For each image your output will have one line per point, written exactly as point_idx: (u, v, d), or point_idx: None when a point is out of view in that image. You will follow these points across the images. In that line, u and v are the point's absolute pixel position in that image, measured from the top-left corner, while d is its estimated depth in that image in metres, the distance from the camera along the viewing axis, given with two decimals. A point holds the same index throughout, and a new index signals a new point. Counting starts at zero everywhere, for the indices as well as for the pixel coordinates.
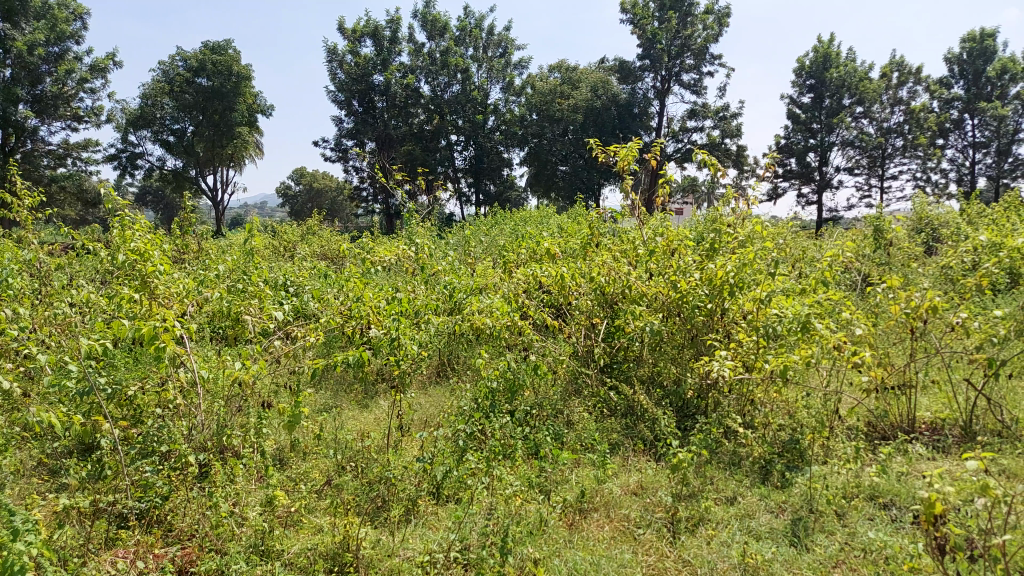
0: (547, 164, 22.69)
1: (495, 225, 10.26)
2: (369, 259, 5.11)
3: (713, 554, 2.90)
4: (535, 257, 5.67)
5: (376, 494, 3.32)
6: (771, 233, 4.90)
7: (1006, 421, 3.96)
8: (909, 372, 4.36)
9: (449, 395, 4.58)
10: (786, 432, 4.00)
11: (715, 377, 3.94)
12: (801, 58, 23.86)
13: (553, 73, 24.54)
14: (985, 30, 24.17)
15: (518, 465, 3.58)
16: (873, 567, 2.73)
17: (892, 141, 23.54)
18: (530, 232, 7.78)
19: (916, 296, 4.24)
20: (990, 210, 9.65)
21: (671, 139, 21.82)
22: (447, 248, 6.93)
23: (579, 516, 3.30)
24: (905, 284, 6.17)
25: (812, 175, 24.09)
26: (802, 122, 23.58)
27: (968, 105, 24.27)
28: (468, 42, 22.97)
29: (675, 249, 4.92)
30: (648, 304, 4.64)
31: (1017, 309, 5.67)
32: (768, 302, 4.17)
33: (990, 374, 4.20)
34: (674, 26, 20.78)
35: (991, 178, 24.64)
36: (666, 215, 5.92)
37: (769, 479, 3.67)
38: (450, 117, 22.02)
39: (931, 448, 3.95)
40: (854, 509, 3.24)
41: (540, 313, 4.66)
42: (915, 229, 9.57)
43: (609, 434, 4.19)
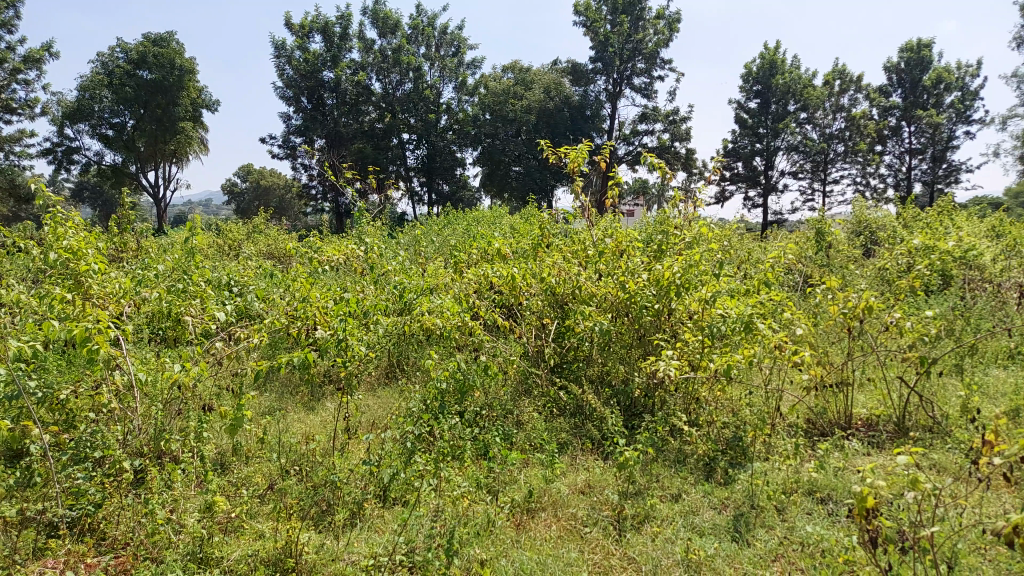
0: (500, 164, 22.63)
1: (445, 225, 10.22)
2: (316, 258, 5.01)
3: (658, 550, 2.94)
4: (486, 257, 5.62)
5: (321, 497, 3.26)
6: (717, 235, 5.02)
7: (937, 418, 4.14)
8: (847, 370, 4.52)
9: (397, 396, 4.54)
10: (730, 429, 4.09)
11: (661, 377, 4.01)
12: (748, 64, 24.38)
13: (507, 73, 24.55)
14: (922, 41, 25.15)
15: (467, 467, 3.57)
16: (810, 559, 2.82)
17: (834, 147, 24.32)
18: (482, 232, 7.78)
19: (853, 297, 4.38)
20: (924, 214, 10.03)
21: (622, 141, 22.06)
22: (397, 249, 6.84)
23: (526, 516, 3.30)
24: (842, 285, 6.40)
25: (758, 178, 24.70)
26: (749, 126, 24.14)
27: (906, 112, 25.22)
28: (420, 40, 22.84)
29: (624, 251, 5.00)
30: (597, 305, 4.68)
31: (946, 311, 5.94)
32: (713, 303, 4.26)
33: (922, 372, 4.39)
34: (626, 29, 21.02)
35: (926, 183, 25.72)
36: (616, 216, 5.98)
37: (713, 476, 3.75)
38: (402, 115, 21.92)
39: (866, 443, 4.11)
40: (793, 504, 3.34)
41: (490, 313, 4.65)
42: (854, 232, 9.91)
43: (558, 434, 4.20)
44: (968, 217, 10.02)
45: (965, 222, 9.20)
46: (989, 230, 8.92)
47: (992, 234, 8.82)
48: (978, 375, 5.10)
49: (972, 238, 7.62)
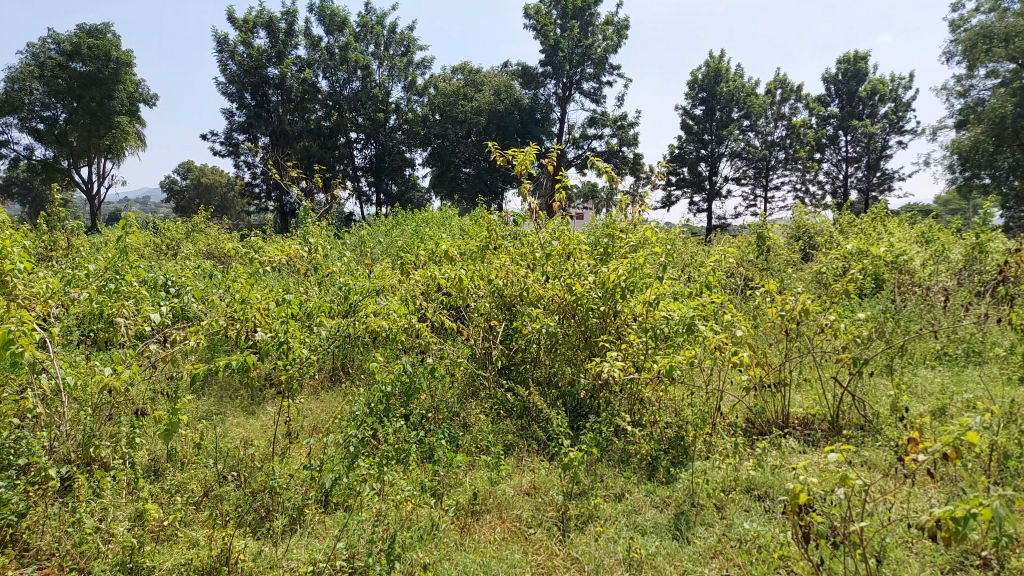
0: (449, 165, 22.51)
1: (393, 225, 10.14)
2: (258, 258, 4.87)
3: (600, 550, 2.97)
4: (433, 258, 5.57)
5: (260, 504, 3.19)
6: (661, 239, 5.11)
7: (868, 416, 4.32)
8: (784, 370, 4.67)
9: (341, 399, 4.47)
10: (672, 429, 4.18)
11: (605, 378, 4.05)
12: (694, 72, 24.90)
13: (456, 74, 24.49)
14: (858, 54, 26.15)
15: (411, 470, 3.53)
16: (747, 555, 2.89)
17: (775, 154, 25.07)
18: (430, 233, 7.74)
19: (790, 300, 4.52)
20: (859, 219, 10.43)
21: (571, 145, 22.25)
22: (343, 250, 6.74)
23: (471, 519, 3.28)
24: (781, 288, 6.60)
25: (703, 184, 25.26)
26: (694, 133, 24.66)
27: (843, 122, 26.17)
28: (369, 39, 22.60)
29: (571, 253, 5.04)
30: (544, 307, 4.70)
31: (878, 314, 6.19)
32: (657, 305, 4.33)
33: (855, 372, 4.57)
34: (576, 34, 21.22)
35: (862, 190, 26.76)
36: (564, 218, 6.01)
37: (656, 475, 3.82)
38: (350, 114, 21.82)
39: (802, 442, 4.25)
40: (732, 502, 3.43)
41: (438, 315, 4.61)
42: (793, 237, 10.23)
43: (504, 435, 4.21)
44: (899, 223, 10.47)
45: (897, 228, 9.60)
46: (919, 236, 9.33)
47: (921, 240, 9.24)
48: (906, 374, 5.33)
49: (903, 244, 7.94)
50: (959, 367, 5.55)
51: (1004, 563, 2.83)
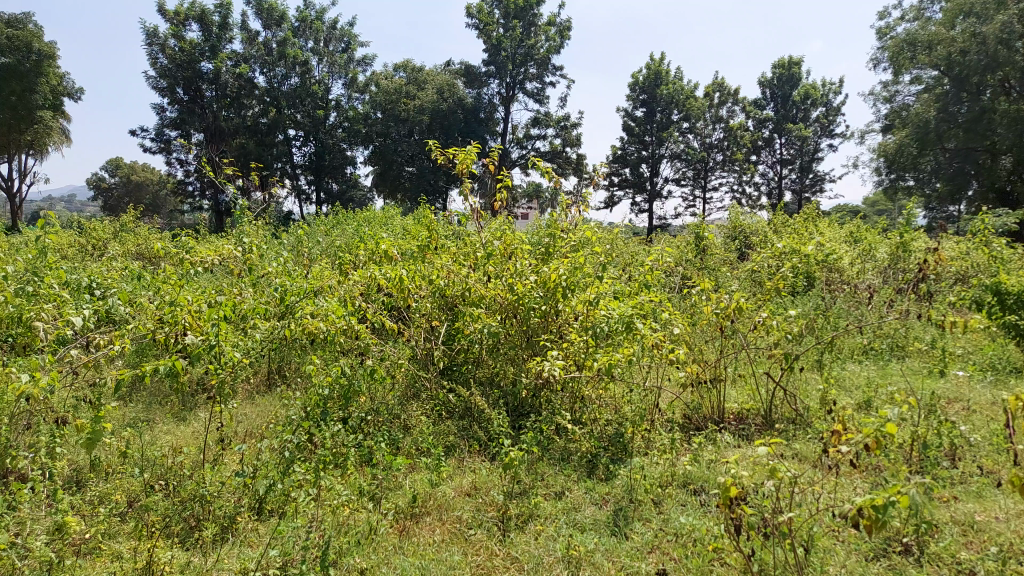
0: (392, 164, 22.19)
1: (332, 224, 9.96)
2: (188, 259, 4.70)
3: (540, 548, 2.98)
4: (372, 259, 5.45)
5: (189, 513, 3.08)
6: (601, 239, 5.16)
7: (799, 410, 4.47)
8: (720, 366, 4.79)
9: (277, 404, 4.36)
10: (612, 426, 4.26)
11: (546, 376, 4.07)
12: (635, 74, 25.29)
13: (399, 72, 24.26)
14: (792, 59, 27.02)
15: (349, 474, 3.48)
16: (683, 549, 2.97)
17: (714, 155, 25.71)
18: (370, 233, 7.63)
19: (724, 298, 4.65)
20: (792, 220, 10.77)
21: (515, 145, 22.30)
22: (279, 250, 6.60)
23: (410, 522, 3.23)
24: (718, 287, 6.77)
25: (644, 184, 25.70)
26: (636, 134, 25.04)
27: (778, 125, 27.01)
28: (308, 35, 22.18)
29: (512, 253, 5.02)
30: (487, 307, 4.67)
31: (808, 311, 6.42)
32: (597, 304, 4.36)
33: (786, 368, 4.72)
34: (518, 35, 21.32)
35: (795, 192, 27.71)
36: (505, 218, 6.00)
37: (595, 472, 3.86)
38: (288, 110, 21.30)
39: (737, 436, 4.38)
40: (669, 497, 3.49)
41: (378, 315, 4.53)
42: (730, 237, 10.53)
43: (445, 436, 4.16)
44: (829, 223, 10.86)
45: (828, 228, 9.96)
46: (848, 235, 9.71)
47: (850, 239, 9.59)
48: (835, 369, 5.53)
49: (833, 243, 8.26)
50: (884, 361, 5.80)
51: (924, 549, 2.99)
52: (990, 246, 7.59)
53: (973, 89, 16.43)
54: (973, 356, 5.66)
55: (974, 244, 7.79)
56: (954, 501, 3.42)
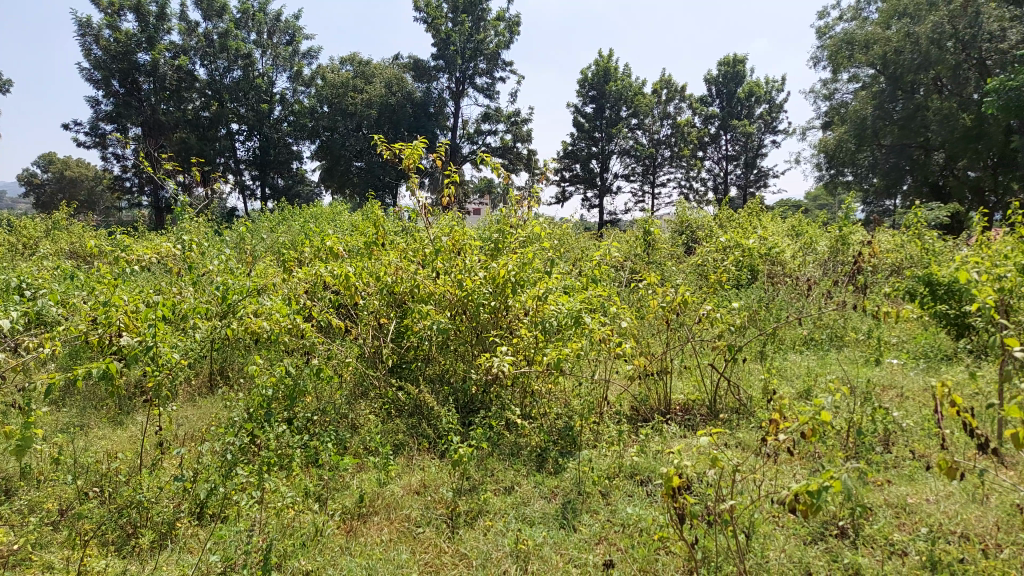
0: (340, 159, 21.87)
1: (278, 221, 9.76)
2: (124, 257, 4.54)
3: (488, 544, 2.99)
4: (317, 255, 5.32)
5: (126, 520, 2.99)
6: (550, 234, 5.18)
7: (742, 400, 4.60)
8: (666, 359, 4.88)
9: (220, 405, 4.25)
10: (562, 420, 4.30)
11: (496, 372, 4.05)
12: (584, 70, 25.45)
13: (345, 65, 23.89)
14: (736, 57, 27.62)
15: (295, 476, 3.42)
16: (629, 539, 3.02)
17: (662, 152, 26.15)
18: (316, 229, 7.52)
19: (670, 292, 4.73)
20: (737, 214, 11.01)
21: (466, 140, 22.22)
22: (221, 247, 6.45)
23: (358, 522, 3.19)
24: (664, 281, 6.89)
25: (594, 180, 25.94)
26: (586, 130, 25.21)
27: (723, 121, 27.57)
28: (250, 26, 21.67)
29: (461, 248, 4.97)
30: (436, 304, 4.61)
31: (750, 304, 6.60)
32: (546, 299, 4.37)
33: (730, 359, 4.84)
34: (467, 29, 21.27)
35: (741, 187, 28.37)
36: (454, 214, 5.98)
37: (545, 466, 3.88)
38: (231, 104, 20.78)
39: (683, 426, 4.49)
40: (616, 488, 3.55)
41: (324, 314, 4.43)
42: (678, 231, 10.74)
43: (394, 435, 4.12)
44: (773, 217, 11.14)
45: (771, 223, 10.23)
46: (790, 229, 10.00)
47: (792, 234, 9.87)
48: (777, 359, 5.70)
49: (775, 237, 8.50)
50: (823, 351, 5.99)
51: (859, 532, 3.10)
52: (923, 238, 7.91)
53: (907, 88, 17.07)
54: (906, 344, 5.93)
55: (907, 237, 8.10)
56: (888, 484, 3.56)
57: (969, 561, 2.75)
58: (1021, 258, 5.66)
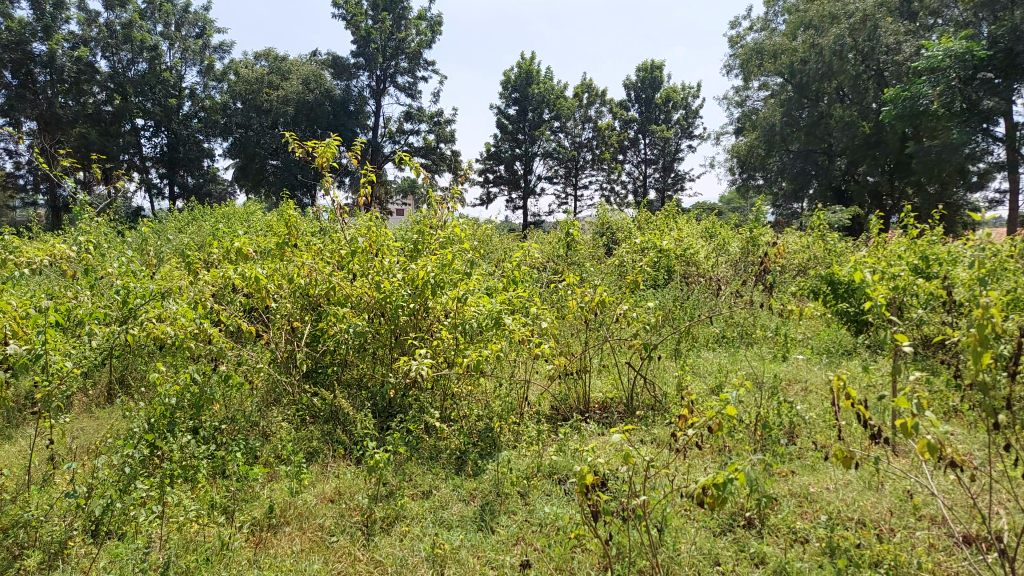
0: (255, 157, 21.18)
1: (187, 221, 9.31)
2: (11, 258, 4.23)
3: (404, 550, 2.94)
4: (226, 256, 5.10)
5: (12, 541, 2.80)
6: (469, 236, 5.14)
7: (657, 398, 4.74)
8: (585, 358, 4.95)
9: (119, 415, 4.04)
10: (482, 421, 4.29)
11: (414, 375, 3.99)
12: (507, 72, 25.56)
13: (260, 60, 23.14)
14: (654, 63, 28.40)
15: (200, 488, 3.29)
16: (546, 538, 3.05)
17: (584, 155, 26.59)
18: (226, 230, 7.23)
19: (588, 293, 4.80)
20: (655, 216, 11.32)
21: (388, 139, 21.93)
22: (122, 248, 6.12)
23: (268, 533, 3.08)
24: (584, 282, 6.99)
25: (518, 182, 26.09)
26: (509, 132, 25.30)
27: (642, 125, 28.28)
28: (156, 18, 20.75)
29: (379, 250, 4.86)
30: (353, 306, 4.48)
31: (665, 304, 6.80)
32: (466, 300, 4.33)
33: (645, 358, 4.98)
34: (387, 27, 21.04)
35: (659, 190, 29.19)
36: (371, 214, 5.87)
37: (464, 468, 3.86)
38: (136, 98, 19.81)
39: (601, 424, 4.57)
40: (534, 488, 3.58)
41: (233, 317, 4.24)
42: (598, 233, 10.93)
43: (308, 442, 4.00)
44: (689, 219, 11.48)
45: (686, 224, 10.58)
46: (704, 231, 10.35)
47: (706, 235, 10.21)
48: (690, 357, 5.89)
49: (690, 238, 8.79)
50: (735, 348, 6.22)
51: (764, 521, 3.23)
52: (826, 239, 8.33)
53: (812, 97, 17.97)
54: (810, 341, 6.25)
55: (812, 237, 8.52)
56: (792, 475, 3.73)
57: (865, 546, 2.91)
58: (912, 258, 6.06)
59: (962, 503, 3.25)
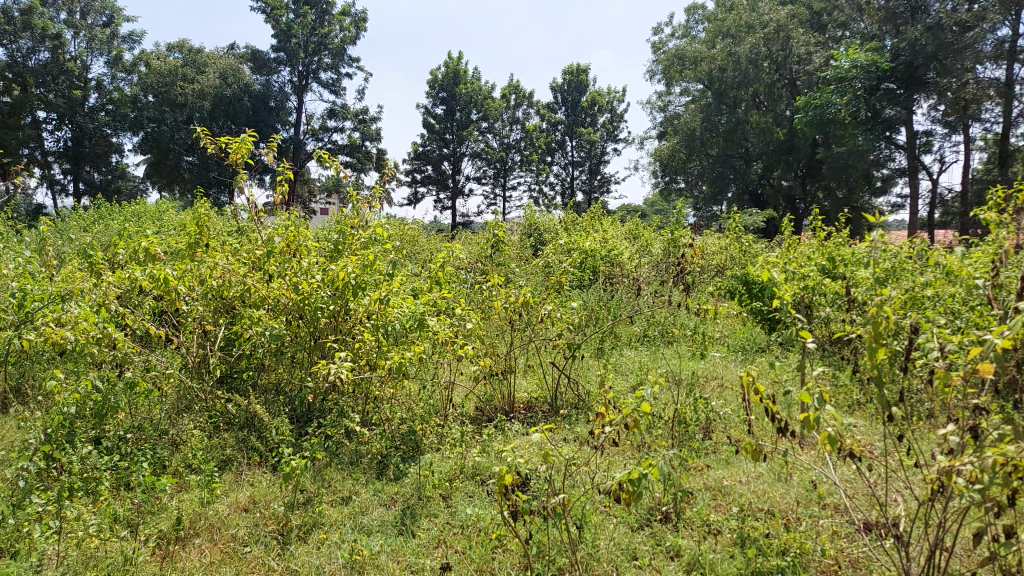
0: (169, 153, 20.22)
1: (92, 220, 8.84)
2: None
3: (321, 557, 2.87)
4: (134, 257, 4.86)
5: None
6: (392, 236, 5.05)
7: (580, 396, 4.83)
8: (510, 359, 4.96)
9: (13, 426, 3.80)
10: (405, 424, 4.23)
11: (334, 379, 3.89)
12: (433, 72, 25.40)
13: (174, 52, 22.18)
14: (580, 67, 28.79)
15: (102, 501, 3.14)
16: (467, 540, 3.04)
17: (512, 156, 26.72)
18: (134, 229, 6.88)
19: (513, 293, 4.82)
20: (581, 217, 11.48)
21: (311, 137, 21.42)
22: (17, 249, 5.73)
23: (175, 546, 2.95)
24: (510, 282, 7.01)
25: (446, 182, 25.96)
26: (436, 132, 25.11)
27: (569, 128, 28.66)
28: (59, 5, 19.65)
29: (297, 250, 4.72)
30: (270, 308, 4.34)
31: (588, 304, 6.90)
32: (388, 302, 4.26)
33: (569, 357, 5.05)
34: (309, 22, 20.56)
35: (586, 192, 29.65)
36: (290, 213, 5.70)
37: (386, 473, 3.81)
38: (36, 89, 18.65)
39: (525, 423, 4.61)
40: (456, 490, 3.57)
41: (139, 321, 4.05)
42: (526, 234, 11.00)
43: (221, 450, 3.85)
44: (614, 221, 11.69)
45: (611, 226, 10.78)
46: (628, 232, 10.57)
47: (630, 236, 10.42)
48: (613, 356, 6.01)
49: (614, 240, 8.94)
50: (656, 347, 6.36)
51: (680, 515, 3.33)
52: (742, 241, 8.62)
53: (730, 103, 18.63)
54: (727, 338, 6.48)
55: (729, 239, 8.83)
56: (707, 469, 3.85)
57: (773, 535, 3.02)
58: (820, 259, 6.36)
59: (862, 492, 3.44)
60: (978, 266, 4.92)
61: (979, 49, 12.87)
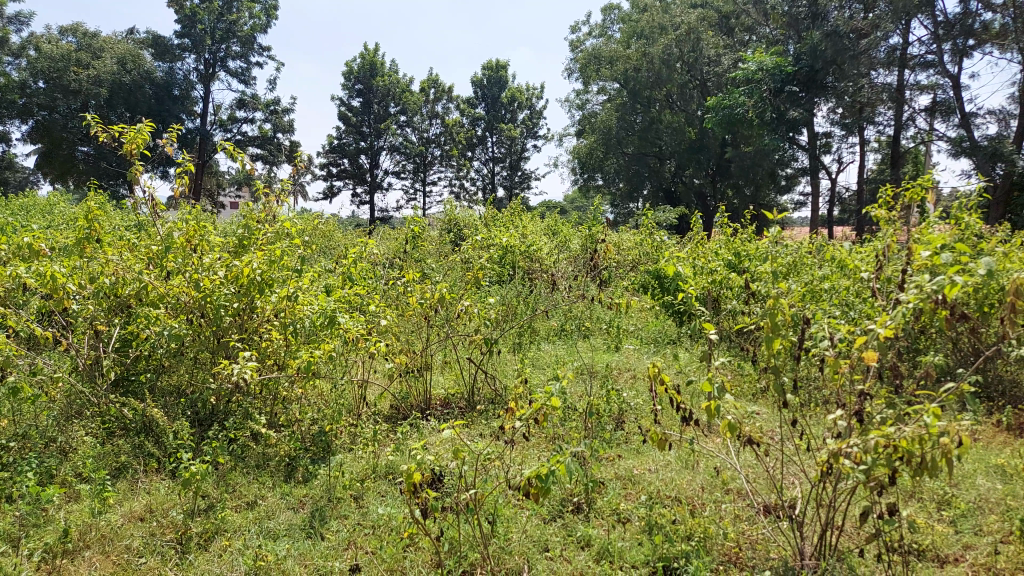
0: (61, 143, 19.01)
1: None
2: None
3: (222, 565, 2.77)
4: (17, 253, 4.53)
5: None
6: (300, 231, 4.90)
7: (496, 390, 4.86)
8: (426, 355, 4.92)
9: None
10: (316, 424, 4.13)
11: (238, 380, 3.73)
12: (349, 63, 24.90)
13: (67, 36, 20.78)
14: (499, 63, 28.84)
15: None
16: (378, 540, 3.01)
17: (431, 150, 26.52)
18: (17, 223, 6.40)
19: (428, 289, 4.77)
20: (501, 212, 11.49)
21: (219, 127, 20.56)
22: None
23: (62, 560, 2.78)
24: (428, 278, 6.95)
25: (364, 176, 25.51)
26: (353, 124, 24.59)
27: (489, 124, 28.68)
28: None
29: (197, 246, 4.49)
30: (169, 307, 4.12)
31: (506, 298, 6.92)
32: (297, 300, 4.12)
33: (484, 353, 5.06)
34: (216, 8, 19.72)
35: (507, 188, 29.79)
36: (193, 206, 5.45)
37: (294, 475, 3.72)
38: None
39: (441, 419, 4.60)
40: (368, 490, 3.52)
41: (23, 322, 3.77)
42: (445, 230, 10.91)
43: (114, 457, 3.63)
44: (533, 216, 11.76)
45: (530, 221, 10.84)
46: (547, 228, 10.66)
47: (550, 233, 10.50)
48: (531, 350, 6.06)
49: (533, 235, 9.00)
50: (572, 341, 6.47)
51: (591, 505, 3.39)
52: (655, 236, 8.85)
53: (644, 102, 19.11)
54: (640, 331, 6.67)
55: (644, 233, 9.05)
56: (619, 459, 3.94)
57: (680, 521, 3.12)
58: (727, 253, 6.62)
59: (761, 477, 3.61)
60: (867, 260, 5.22)
61: (872, 55, 13.58)
